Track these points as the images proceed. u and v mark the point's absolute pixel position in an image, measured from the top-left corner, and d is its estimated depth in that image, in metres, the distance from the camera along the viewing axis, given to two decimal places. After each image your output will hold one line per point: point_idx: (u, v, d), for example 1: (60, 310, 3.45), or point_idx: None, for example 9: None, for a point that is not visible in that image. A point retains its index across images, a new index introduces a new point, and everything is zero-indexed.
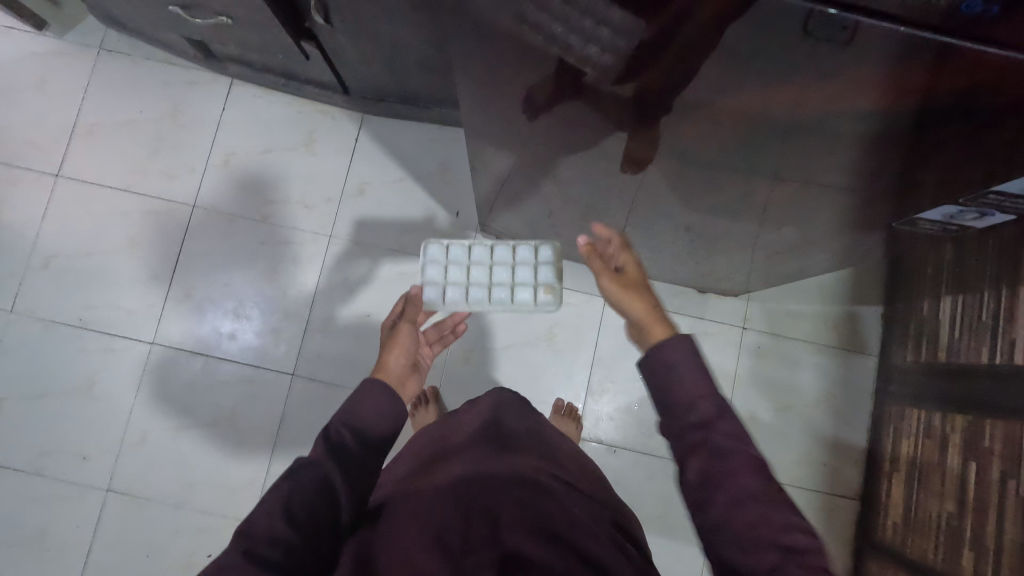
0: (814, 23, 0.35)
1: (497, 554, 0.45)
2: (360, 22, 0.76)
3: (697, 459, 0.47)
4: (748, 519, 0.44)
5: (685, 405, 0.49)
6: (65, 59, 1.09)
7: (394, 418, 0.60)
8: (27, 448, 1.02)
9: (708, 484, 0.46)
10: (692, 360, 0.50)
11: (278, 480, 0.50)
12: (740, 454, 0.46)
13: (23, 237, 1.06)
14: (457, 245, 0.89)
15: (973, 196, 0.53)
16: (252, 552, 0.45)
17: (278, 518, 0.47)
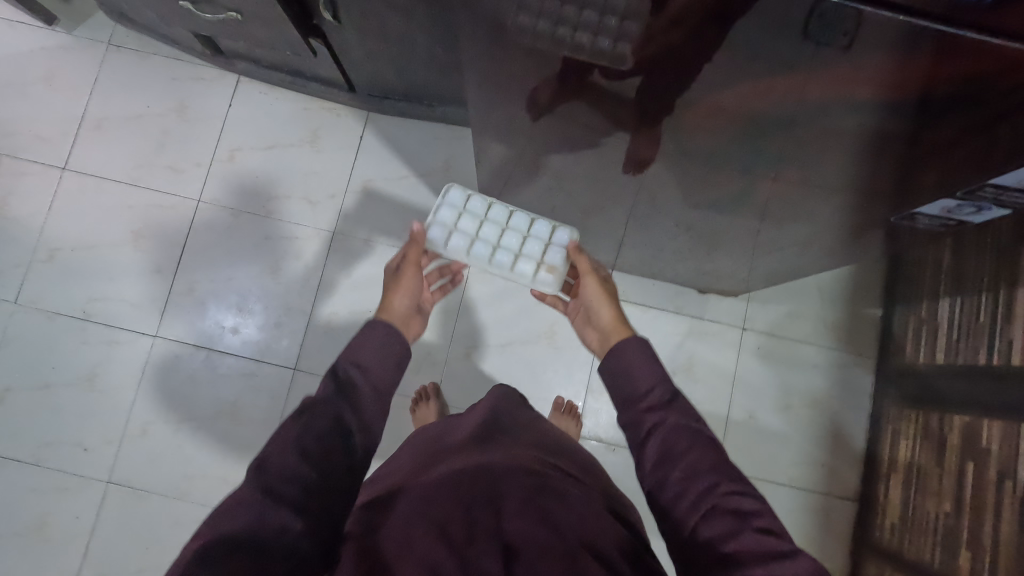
0: (814, 28, 0.36)
1: (499, 545, 0.46)
2: (367, 20, 0.77)
3: (653, 438, 0.54)
4: (701, 487, 0.50)
5: (639, 393, 0.58)
6: (74, 53, 1.10)
7: (397, 360, 0.62)
8: (28, 439, 1.02)
9: (665, 457, 0.52)
10: (642, 354, 0.60)
11: (289, 419, 0.53)
12: (690, 432, 0.53)
13: (28, 229, 1.07)
14: (481, 196, 0.83)
15: (971, 188, 0.53)
16: (271, 488, 0.47)
17: (293, 454, 0.50)
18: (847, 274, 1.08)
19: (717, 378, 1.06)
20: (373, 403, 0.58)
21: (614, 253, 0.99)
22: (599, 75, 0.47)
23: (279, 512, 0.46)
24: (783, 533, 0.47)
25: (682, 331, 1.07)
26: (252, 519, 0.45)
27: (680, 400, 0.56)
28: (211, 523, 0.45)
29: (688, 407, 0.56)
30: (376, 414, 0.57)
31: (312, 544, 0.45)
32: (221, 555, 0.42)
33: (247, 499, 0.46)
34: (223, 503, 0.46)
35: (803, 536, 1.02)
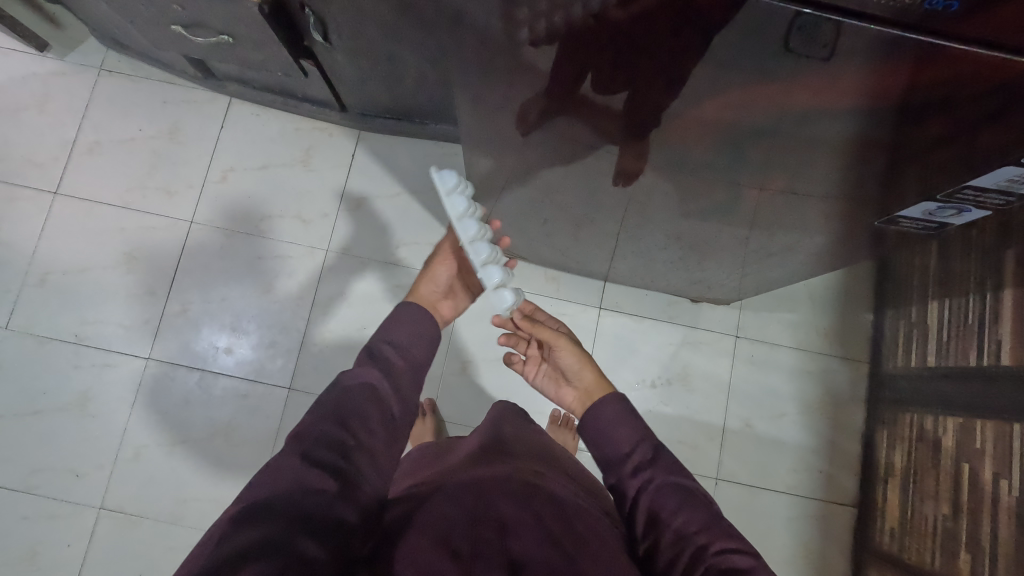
0: (796, 40, 0.37)
1: (507, 560, 0.45)
2: (358, 40, 0.78)
3: (642, 501, 0.55)
4: (694, 547, 0.51)
5: (623, 455, 0.59)
6: (66, 78, 1.11)
7: (425, 338, 0.68)
8: (20, 467, 1.01)
9: (655, 519, 0.53)
10: (620, 411, 0.62)
11: (325, 394, 0.57)
12: (677, 492, 0.55)
13: (20, 254, 1.06)
14: None
15: (951, 191, 0.54)
16: (308, 452, 0.51)
17: (330, 422, 0.54)
18: (838, 280, 1.09)
19: (713, 387, 1.07)
20: (403, 380, 0.63)
21: (607, 265, 1.00)
22: (587, 89, 0.48)
23: (317, 474, 0.49)
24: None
25: (676, 341, 1.08)
26: (293, 481, 0.48)
27: (662, 456, 0.58)
28: (252, 487, 0.48)
29: (672, 463, 0.58)
30: (405, 388, 0.62)
31: (348, 504, 0.48)
32: (267, 511, 0.45)
33: (285, 464, 0.49)
34: (264, 468, 0.50)
35: (803, 544, 1.02)
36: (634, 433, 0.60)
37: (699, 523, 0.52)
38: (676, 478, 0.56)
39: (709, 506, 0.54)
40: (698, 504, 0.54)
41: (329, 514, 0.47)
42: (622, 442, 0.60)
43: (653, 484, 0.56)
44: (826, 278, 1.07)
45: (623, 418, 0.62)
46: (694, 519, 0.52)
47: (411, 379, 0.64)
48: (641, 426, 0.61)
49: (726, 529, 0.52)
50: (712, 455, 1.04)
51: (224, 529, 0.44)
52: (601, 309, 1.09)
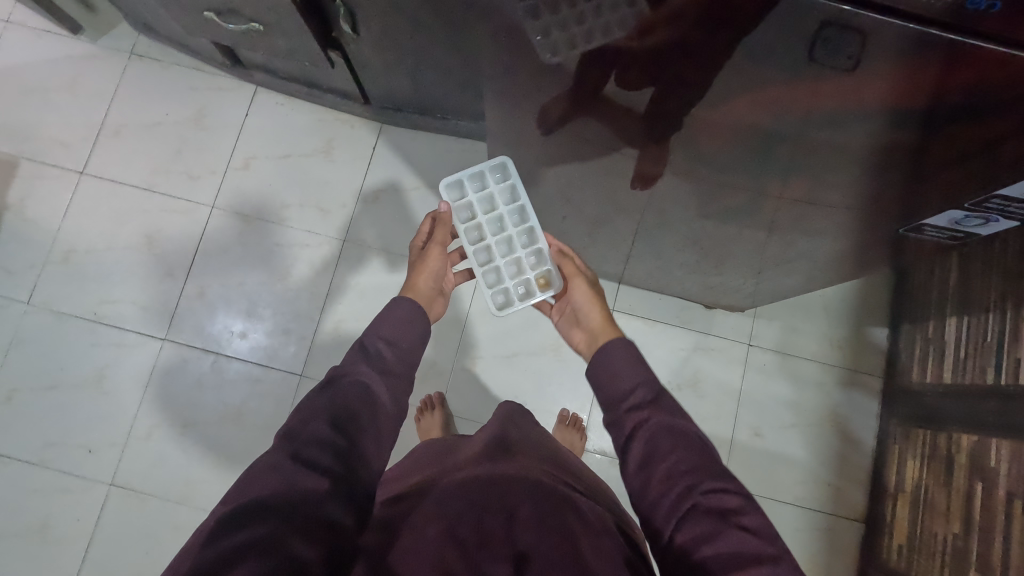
0: (818, 52, 0.38)
1: (513, 552, 0.45)
2: (385, 33, 0.79)
3: (637, 440, 0.55)
4: (680, 486, 0.50)
5: (622, 395, 0.59)
6: (96, 61, 1.13)
7: (417, 336, 0.67)
8: (34, 440, 1.02)
9: (646, 458, 0.53)
10: (624, 356, 0.62)
11: (316, 392, 0.56)
12: (670, 432, 0.53)
13: (44, 231, 1.08)
14: (463, 210, 0.83)
15: (978, 200, 0.53)
16: (301, 453, 0.50)
17: (322, 422, 0.53)
18: (854, 292, 1.08)
19: (723, 394, 1.06)
20: (396, 381, 0.61)
21: (621, 266, 1.00)
22: (611, 88, 0.48)
23: (308, 475, 0.48)
24: (765, 534, 0.46)
25: (688, 346, 1.08)
26: (283, 481, 0.47)
27: (663, 398, 0.57)
28: (244, 486, 0.48)
29: (671, 405, 0.57)
30: (398, 388, 0.61)
31: (338, 504, 0.48)
32: (256, 512, 0.45)
33: (278, 465, 0.49)
34: (253, 468, 0.49)
35: (809, 556, 1.01)
36: (635, 374, 0.60)
37: (689, 463, 0.51)
38: (673, 420, 0.55)
39: (704, 448, 0.53)
40: (692, 447, 0.52)
41: (319, 513, 0.46)
42: (623, 382, 0.60)
43: (648, 421, 0.55)
44: (841, 289, 1.06)
45: (627, 361, 0.61)
46: (683, 460, 0.51)
47: (403, 380, 0.63)
48: (642, 370, 0.60)
49: (721, 472, 0.50)
50: None
51: (217, 528, 0.44)
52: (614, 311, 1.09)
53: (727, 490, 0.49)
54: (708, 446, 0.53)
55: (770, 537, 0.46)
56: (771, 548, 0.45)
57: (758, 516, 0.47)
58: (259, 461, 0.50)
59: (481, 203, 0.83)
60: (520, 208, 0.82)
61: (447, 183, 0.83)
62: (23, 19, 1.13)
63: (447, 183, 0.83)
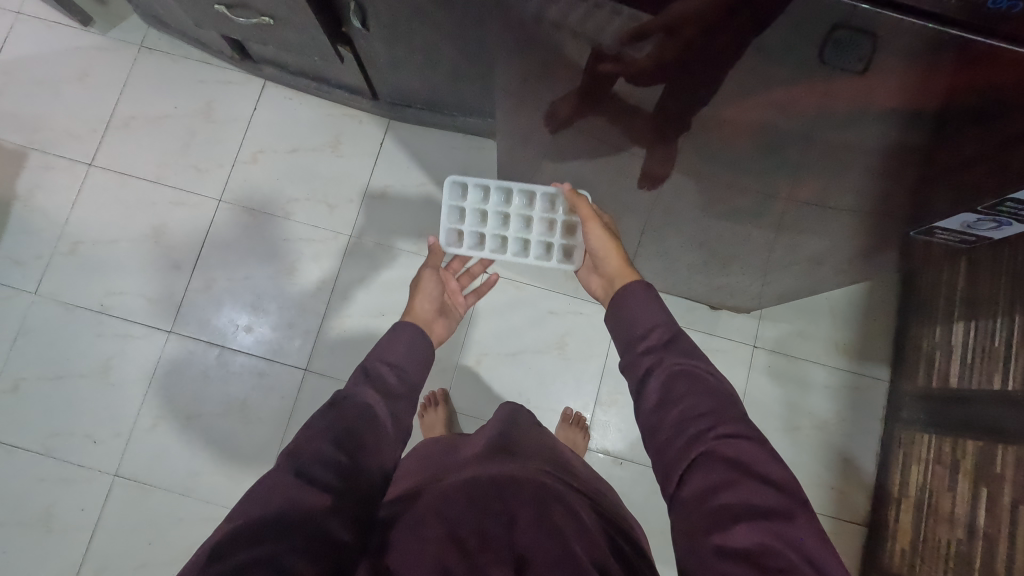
0: (830, 54, 0.38)
1: (513, 555, 0.45)
2: (395, 29, 0.79)
3: (653, 378, 0.55)
4: (693, 430, 0.50)
5: (639, 335, 0.60)
6: (106, 53, 1.13)
7: (419, 358, 0.69)
8: (40, 430, 1.03)
9: (664, 398, 0.53)
10: (643, 295, 0.62)
11: (319, 414, 0.56)
12: (685, 375, 0.54)
13: (52, 222, 1.09)
14: (472, 237, 0.85)
15: (991, 203, 0.52)
16: (303, 471, 0.50)
17: (324, 441, 0.53)
18: (861, 295, 1.08)
19: None
20: (398, 400, 0.63)
21: None
22: (622, 87, 0.48)
23: (311, 493, 0.48)
24: (783, 486, 0.45)
25: None
26: (286, 499, 0.47)
27: (679, 340, 0.57)
28: (244, 505, 0.47)
29: (687, 347, 0.57)
30: (400, 410, 0.62)
31: (340, 521, 0.47)
32: (257, 528, 0.44)
33: (280, 482, 0.48)
34: (256, 486, 0.48)
35: None
36: (653, 311, 0.60)
37: (702, 408, 0.51)
38: (689, 361, 0.55)
39: (720, 391, 0.52)
40: (707, 390, 0.52)
41: (321, 531, 0.45)
42: (641, 318, 0.60)
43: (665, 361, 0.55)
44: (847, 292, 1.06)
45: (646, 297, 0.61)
46: (698, 403, 0.51)
47: (406, 400, 0.64)
48: (661, 309, 0.60)
49: (738, 418, 0.50)
50: None
51: (218, 546, 0.43)
52: None
53: (743, 437, 0.48)
54: (724, 389, 0.53)
55: (785, 486, 0.45)
56: (786, 501, 0.44)
57: (775, 465, 0.46)
58: (259, 481, 0.49)
59: (473, 219, 0.84)
60: (497, 189, 0.83)
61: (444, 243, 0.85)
62: (34, 10, 1.14)
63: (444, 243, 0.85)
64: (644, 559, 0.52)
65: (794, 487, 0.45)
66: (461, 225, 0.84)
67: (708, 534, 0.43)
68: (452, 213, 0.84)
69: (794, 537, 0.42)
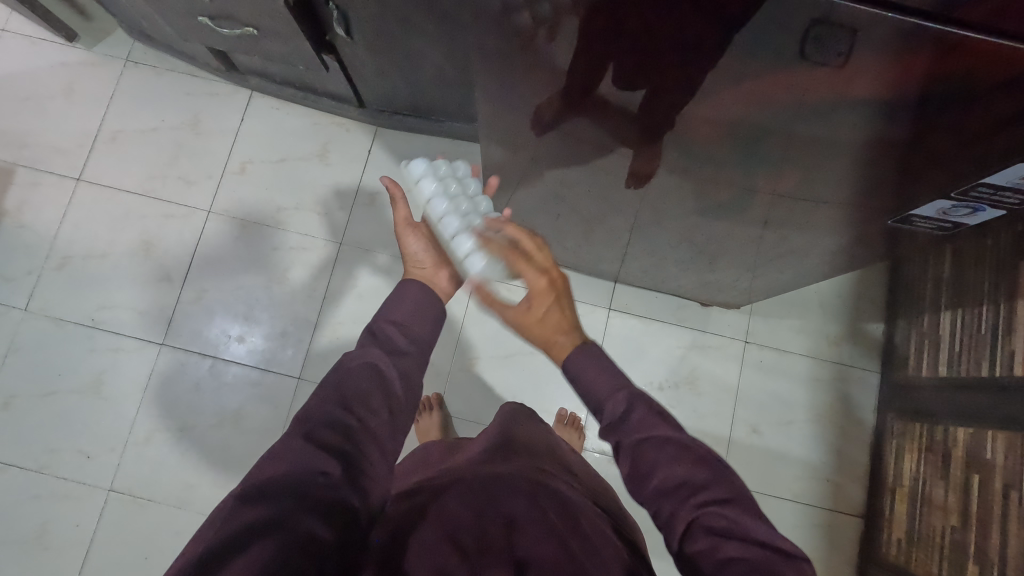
0: (809, 49, 0.39)
1: (513, 557, 0.44)
2: (380, 36, 0.80)
3: (621, 456, 0.53)
4: (674, 503, 0.49)
5: (599, 406, 0.57)
6: (92, 68, 1.14)
7: (431, 319, 0.64)
8: (33, 447, 1.02)
9: (636, 477, 0.52)
10: (592, 364, 0.59)
11: (329, 377, 0.55)
12: (651, 447, 0.51)
13: (42, 238, 1.09)
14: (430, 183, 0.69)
15: (965, 188, 0.53)
16: (313, 435, 0.49)
17: (334, 404, 0.52)
18: (851, 288, 1.09)
19: (720, 392, 1.06)
20: (408, 359, 0.60)
21: (618, 265, 1.00)
22: (603, 86, 0.49)
23: (321, 457, 0.48)
24: (765, 541, 0.45)
25: (685, 344, 1.08)
26: (297, 464, 0.47)
27: (639, 407, 0.54)
28: (257, 468, 0.47)
29: (645, 416, 0.53)
30: (409, 366, 0.60)
31: (352, 489, 0.47)
32: (270, 492, 0.44)
33: (291, 446, 0.48)
34: (269, 450, 0.48)
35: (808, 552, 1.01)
36: (607, 382, 0.57)
37: (673, 481, 0.49)
38: (650, 433, 0.52)
39: (691, 454, 0.50)
40: (675, 459, 0.50)
41: (331, 500, 0.45)
42: (598, 391, 0.57)
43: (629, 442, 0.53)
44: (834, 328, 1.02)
45: (598, 367, 0.59)
46: (667, 475, 0.50)
47: (417, 361, 0.61)
48: (616, 376, 0.57)
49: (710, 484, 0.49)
50: None
51: (229, 508, 0.43)
52: (610, 311, 1.09)
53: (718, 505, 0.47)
54: (691, 449, 0.51)
55: (768, 540, 0.45)
56: (765, 554, 0.43)
57: (757, 525, 0.46)
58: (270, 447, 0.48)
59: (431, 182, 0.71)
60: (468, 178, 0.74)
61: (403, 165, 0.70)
62: (20, 27, 1.14)
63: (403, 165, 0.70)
64: (640, 556, 0.52)
65: (775, 540, 0.45)
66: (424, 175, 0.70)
67: None
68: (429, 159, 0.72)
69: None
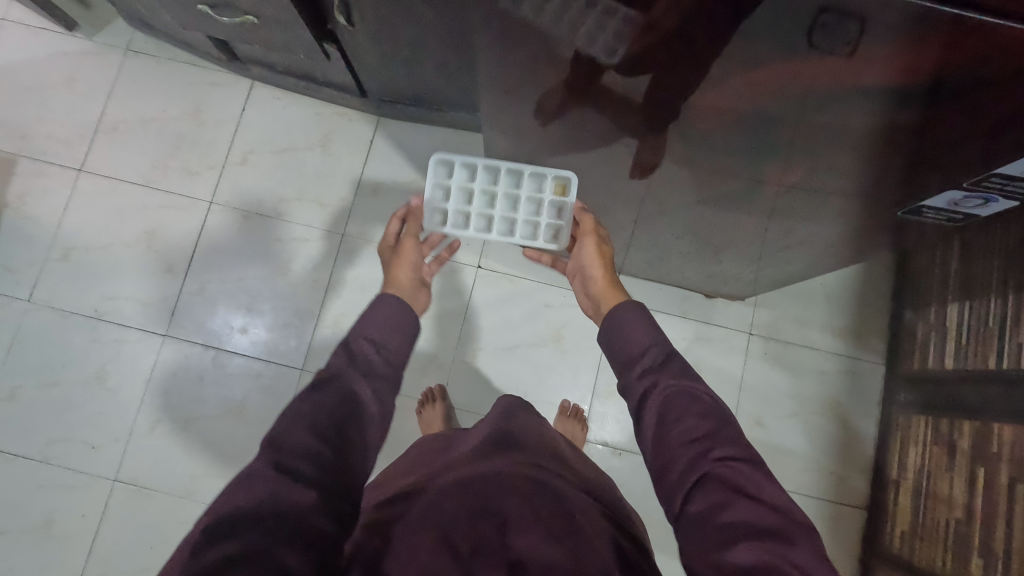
0: (817, 37, 0.38)
1: (508, 558, 0.44)
2: (381, 25, 0.79)
3: (649, 404, 0.55)
4: (692, 453, 0.49)
5: (635, 356, 0.59)
6: (93, 57, 1.13)
7: (404, 334, 0.65)
8: (38, 437, 1.03)
9: (661, 423, 0.53)
10: (636, 318, 0.62)
11: (302, 398, 0.54)
12: (681, 396, 0.53)
13: (44, 228, 1.08)
14: (468, 170, 0.82)
15: (977, 179, 0.52)
16: (285, 462, 0.47)
17: (306, 429, 0.50)
18: (857, 279, 1.08)
19: (725, 384, 1.06)
20: (383, 383, 0.59)
21: (622, 256, 0.99)
22: (608, 74, 0.48)
23: (294, 485, 0.46)
24: (777, 506, 0.46)
25: (689, 336, 1.07)
26: (267, 492, 0.45)
27: (674, 359, 0.57)
28: (224, 498, 0.45)
29: (681, 368, 0.56)
30: (384, 390, 0.59)
31: (326, 513, 0.45)
32: (239, 522, 0.42)
33: (261, 474, 0.46)
34: (236, 479, 0.46)
35: None
36: (645, 335, 0.60)
37: (696, 432, 0.50)
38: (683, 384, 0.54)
39: (717, 411, 0.52)
40: (701, 414, 0.51)
41: (307, 528, 0.43)
42: (635, 339, 0.60)
43: (664, 385, 0.55)
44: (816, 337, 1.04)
45: (641, 323, 0.62)
46: (691, 426, 0.51)
47: (388, 381, 0.60)
48: (655, 333, 0.60)
49: (733, 440, 0.50)
50: None
51: (197, 544, 0.41)
52: None
53: (737, 461, 0.48)
54: (718, 406, 0.53)
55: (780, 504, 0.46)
56: (778, 519, 0.44)
57: (771, 487, 0.47)
58: (240, 472, 0.47)
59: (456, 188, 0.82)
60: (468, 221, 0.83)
61: (440, 157, 0.81)
62: (19, 16, 1.13)
63: (440, 157, 0.81)
64: (643, 554, 0.51)
65: (788, 506, 0.46)
66: (457, 174, 0.82)
67: (711, 550, 0.43)
68: (441, 185, 0.83)
69: (792, 557, 0.41)
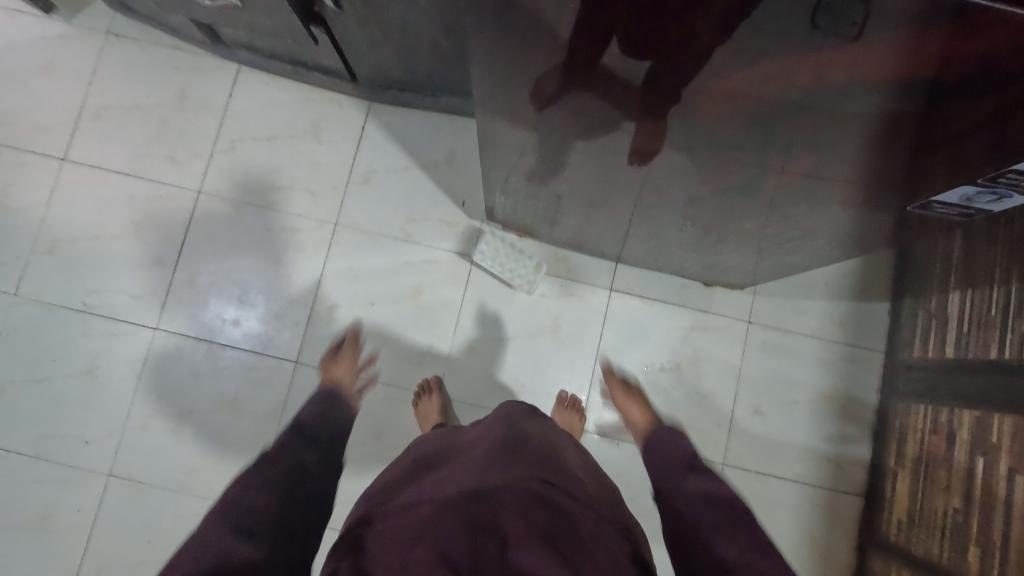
0: (821, 19, 0.35)
1: None
2: (370, 8, 0.76)
3: (668, 471, 0.70)
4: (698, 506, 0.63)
5: (660, 431, 0.78)
6: (72, 41, 1.09)
7: (333, 416, 0.77)
8: (30, 433, 1.01)
9: (677, 484, 0.67)
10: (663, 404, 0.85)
11: (254, 468, 0.61)
12: (689, 467, 0.69)
13: (28, 221, 1.06)
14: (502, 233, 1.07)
15: (995, 174, 0.51)
16: (236, 526, 0.53)
17: (257, 494, 0.57)
18: (857, 266, 1.06)
19: (724, 373, 1.05)
20: (326, 454, 0.69)
21: (619, 245, 0.98)
22: (606, 61, 0.46)
23: (237, 545, 0.51)
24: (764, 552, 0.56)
25: (687, 324, 1.06)
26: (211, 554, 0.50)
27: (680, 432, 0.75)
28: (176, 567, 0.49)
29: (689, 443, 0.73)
30: (321, 456, 0.68)
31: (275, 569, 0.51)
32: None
33: (213, 539, 0.51)
34: (190, 546, 0.51)
35: (808, 532, 1.01)
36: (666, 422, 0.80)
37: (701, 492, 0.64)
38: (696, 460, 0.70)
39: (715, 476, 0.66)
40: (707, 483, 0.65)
41: None
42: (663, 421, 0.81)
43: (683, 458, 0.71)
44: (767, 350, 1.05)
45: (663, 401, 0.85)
46: (701, 486, 0.65)
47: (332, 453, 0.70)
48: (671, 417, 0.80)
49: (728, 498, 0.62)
50: (721, 439, 1.03)
51: None
52: (611, 291, 1.07)
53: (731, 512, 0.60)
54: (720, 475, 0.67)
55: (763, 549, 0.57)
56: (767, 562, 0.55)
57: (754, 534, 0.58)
58: (199, 537, 0.52)
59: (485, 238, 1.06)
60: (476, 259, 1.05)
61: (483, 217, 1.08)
62: None
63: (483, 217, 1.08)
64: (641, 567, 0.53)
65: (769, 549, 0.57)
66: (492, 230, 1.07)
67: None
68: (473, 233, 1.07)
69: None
